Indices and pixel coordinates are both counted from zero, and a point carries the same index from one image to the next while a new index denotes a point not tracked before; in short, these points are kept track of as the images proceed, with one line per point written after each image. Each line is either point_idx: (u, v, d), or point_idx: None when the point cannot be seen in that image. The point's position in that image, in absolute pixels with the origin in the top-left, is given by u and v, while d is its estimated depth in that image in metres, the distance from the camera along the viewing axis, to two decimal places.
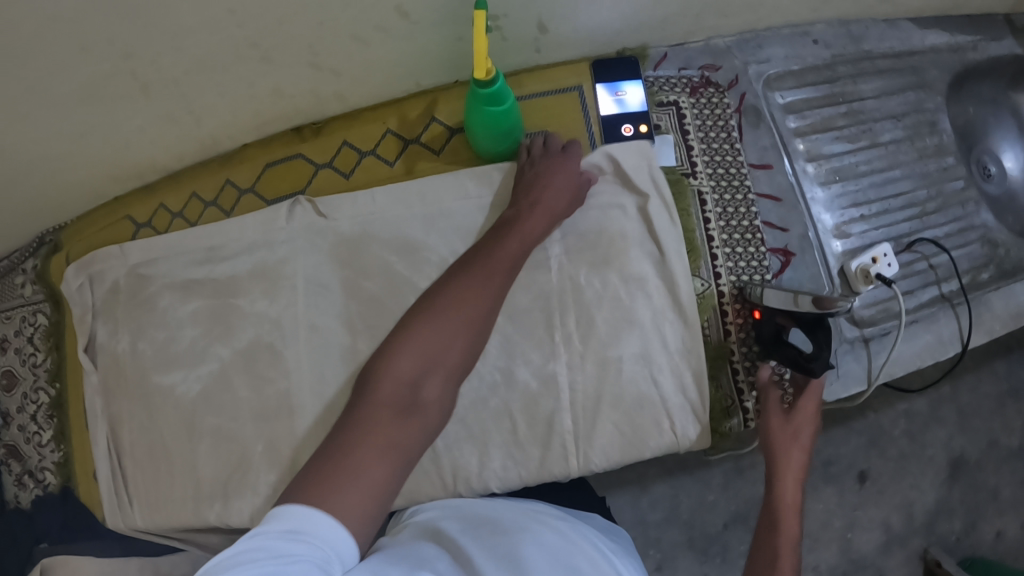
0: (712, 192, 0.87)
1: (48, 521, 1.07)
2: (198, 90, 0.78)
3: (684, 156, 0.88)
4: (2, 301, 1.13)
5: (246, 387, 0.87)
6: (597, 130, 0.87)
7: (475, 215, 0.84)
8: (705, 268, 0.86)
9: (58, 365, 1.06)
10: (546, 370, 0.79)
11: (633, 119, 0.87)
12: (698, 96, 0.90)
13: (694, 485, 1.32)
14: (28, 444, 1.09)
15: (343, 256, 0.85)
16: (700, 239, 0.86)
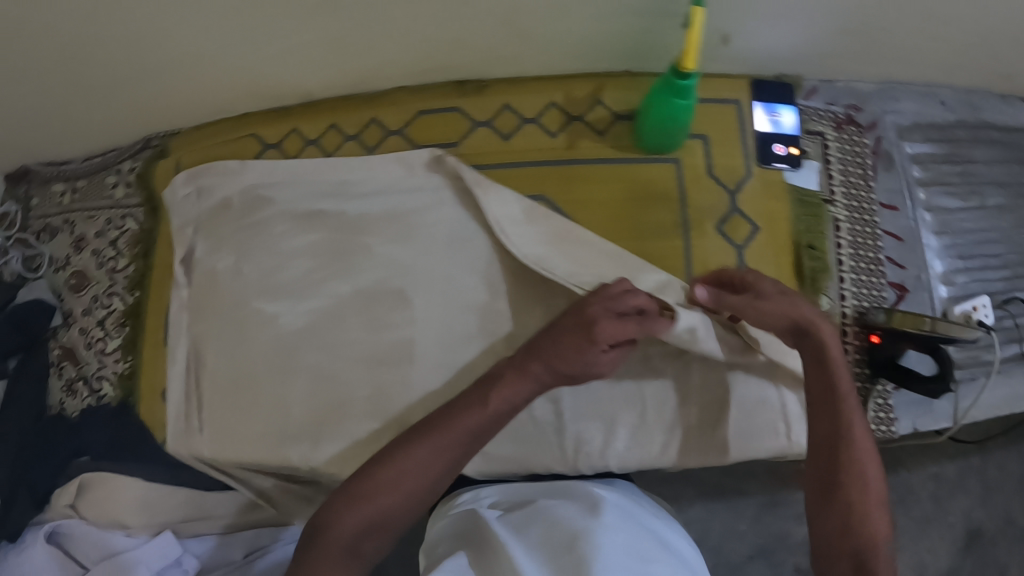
0: (848, 222, 0.89)
1: (92, 436, 1.00)
2: (384, 18, 0.78)
3: (824, 183, 0.89)
4: (90, 198, 1.09)
5: (362, 328, 0.84)
6: (754, 146, 0.88)
7: (629, 200, 0.85)
8: (832, 290, 0.88)
9: (141, 273, 1.02)
10: (682, 360, 0.82)
11: (784, 141, 0.89)
12: (843, 132, 0.91)
13: (728, 511, 1.30)
14: (88, 350, 1.03)
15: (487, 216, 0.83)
16: (834, 261, 0.88)
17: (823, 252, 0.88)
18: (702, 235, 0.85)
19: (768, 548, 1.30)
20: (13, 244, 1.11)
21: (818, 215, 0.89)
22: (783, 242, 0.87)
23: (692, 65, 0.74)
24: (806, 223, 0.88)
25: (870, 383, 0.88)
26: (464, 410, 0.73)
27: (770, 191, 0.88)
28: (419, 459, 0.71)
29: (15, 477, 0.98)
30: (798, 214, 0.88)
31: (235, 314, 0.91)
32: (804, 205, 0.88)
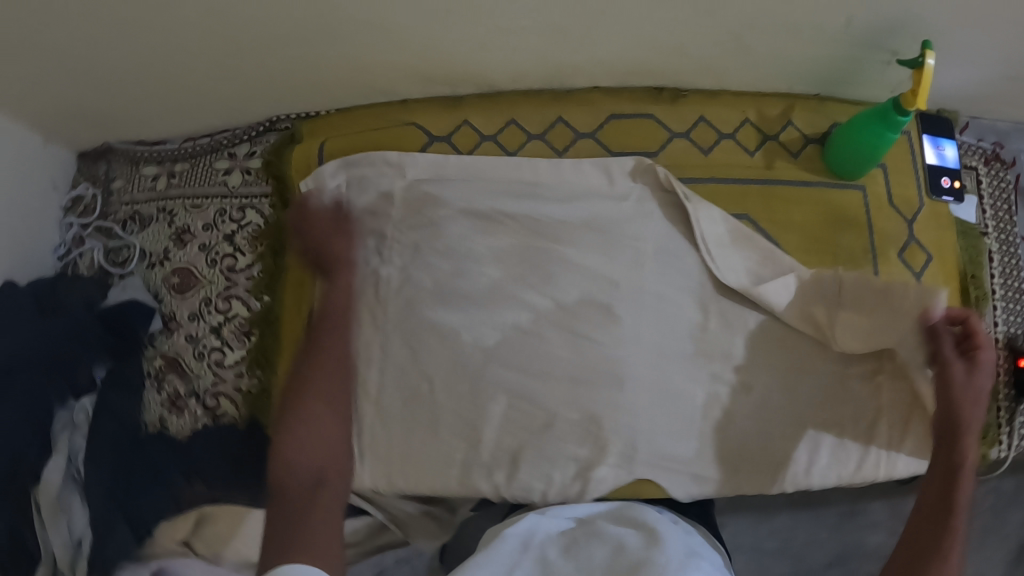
0: (999, 253, 0.94)
1: (210, 460, 0.89)
2: (617, 19, 0.72)
3: (980, 217, 0.95)
4: (195, 184, 0.96)
5: (566, 346, 0.78)
6: (926, 178, 0.91)
7: (824, 223, 0.86)
8: (986, 316, 0.93)
9: (271, 275, 0.90)
10: (877, 382, 0.82)
11: (950, 174, 0.93)
12: (990, 167, 0.97)
13: (811, 521, 1.22)
14: (198, 360, 0.91)
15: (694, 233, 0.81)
16: (988, 289, 0.93)
17: (981, 282, 0.92)
18: (887, 261, 0.87)
19: (845, 556, 1.23)
20: (91, 233, 0.99)
21: (975, 246, 0.93)
22: (950, 271, 0.90)
23: (920, 103, 0.75)
24: (967, 254, 0.92)
25: (1017, 404, 0.93)
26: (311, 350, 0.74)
27: (939, 221, 0.91)
28: (335, 382, 0.74)
29: (115, 505, 0.85)
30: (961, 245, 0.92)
31: (400, 327, 0.81)
32: (964, 236, 0.92)
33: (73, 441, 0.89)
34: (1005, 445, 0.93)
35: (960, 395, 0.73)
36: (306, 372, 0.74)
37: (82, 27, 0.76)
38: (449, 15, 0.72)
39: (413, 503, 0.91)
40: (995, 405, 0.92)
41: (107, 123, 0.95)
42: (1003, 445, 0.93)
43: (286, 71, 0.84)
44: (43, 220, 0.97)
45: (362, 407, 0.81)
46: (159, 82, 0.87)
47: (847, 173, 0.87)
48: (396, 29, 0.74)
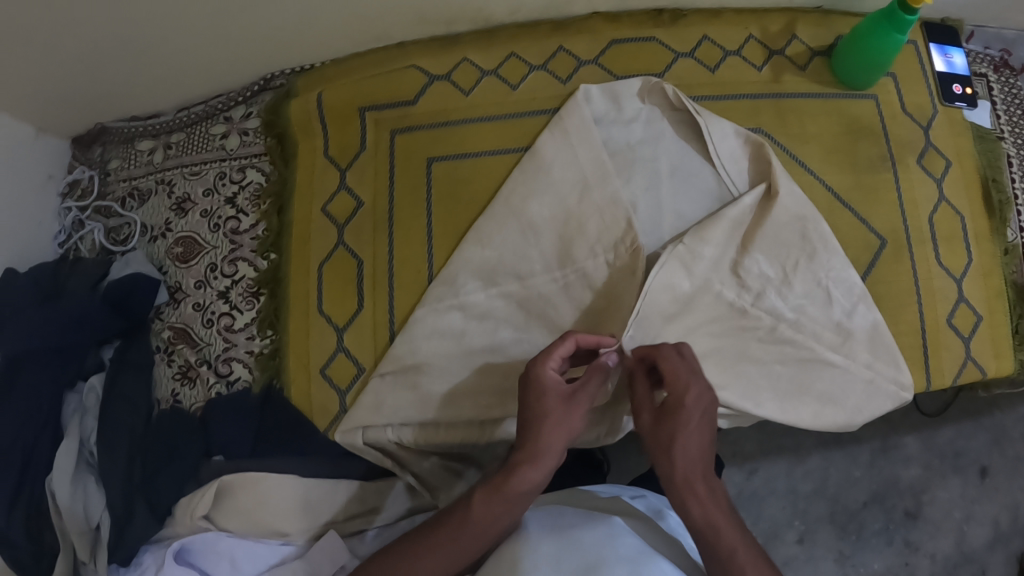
0: (1017, 157, 0.88)
1: (233, 432, 0.83)
2: None
3: (995, 123, 0.89)
4: (190, 151, 0.92)
5: (590, 275, 0.77)
6: (936, 85, 0.85)
7: (841, 131, 0.82)
8: (1013, 222, 0.84)
9: (278, 232, 0.86)
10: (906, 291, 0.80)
11: (960, 81, 0.87)
12: (1000, 75, 0.93)
13: (846, 458, 1.16)
14: (207, 327, 0.87)
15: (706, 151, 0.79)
16: (1011, 193, 0.85)
17: (1003, 186, 0.84)
18: (905, 167, 0.82)
19: (883, 493, 1.16)
20: (91, 215, 0.96)
21: (993, 151, 0.86)
22: (971, 176, 0.84)
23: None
24: (986, 157, 0.85)
25: None
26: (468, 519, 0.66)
27: (955, 127, 0.85)
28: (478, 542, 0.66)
29: (132, 490, 0.83)
30: (977, 148, 0.85)
31: (412, 282, 0.81)
32: (981, 141, 0.85)
33: (84, 424, 0.86)
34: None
35: (653, 443, 0.64)
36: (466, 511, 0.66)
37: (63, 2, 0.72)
38: None
39: (432, 458, 0.82)
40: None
41: (96, 104, 0.92)
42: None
43: (279, 27, 0.82)
44: (39, 206, 0.95)
45: (385, 361, 0.79)
46: (148, 51, 0.83)
47: (859, 83, 0.83)
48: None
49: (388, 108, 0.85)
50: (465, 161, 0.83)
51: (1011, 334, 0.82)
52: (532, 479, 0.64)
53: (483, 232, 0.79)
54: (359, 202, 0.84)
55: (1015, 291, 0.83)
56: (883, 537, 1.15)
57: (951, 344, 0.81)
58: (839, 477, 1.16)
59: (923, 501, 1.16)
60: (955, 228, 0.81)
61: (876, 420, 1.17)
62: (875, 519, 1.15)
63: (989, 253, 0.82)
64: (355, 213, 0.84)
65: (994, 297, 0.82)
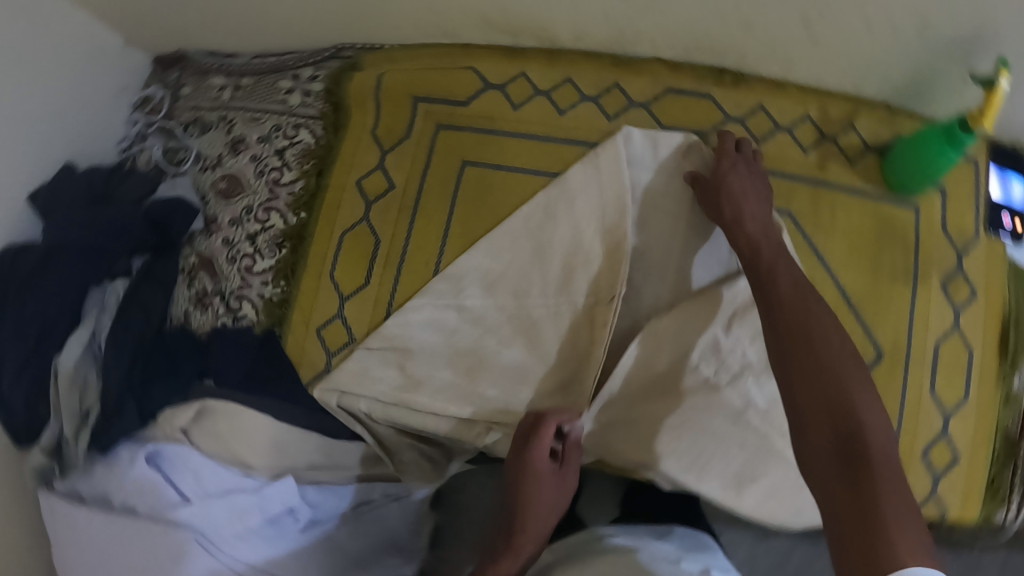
0: None
1: (227, 365, 0.88)
2: None
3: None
4: (255, 98, 0.98)
5: (579, 309, 0.80)
6: (985, 212, 0.81)
7: (869, 232, 0.81)
8: None
9: (312, 193, 0.90)
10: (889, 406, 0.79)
11: (1012, 212, 0.82)
12: None
13: None
14: (230, 264, 0.93)
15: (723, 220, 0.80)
16: None
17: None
18: (925, 287, 0.80)
19: None
20: (154, 132, 1.03)
21: None
22: (994, 313, 0.81)
23: (985, 123, 0.69)
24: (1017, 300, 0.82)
25: None
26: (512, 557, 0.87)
27: (992, 259, 0.81)
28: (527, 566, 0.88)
29: (127, 388, 0.90)
30: (1011, 288, 0.82)
31: (420, 273, 0.85)
32: (1016, 281, 0.82)
33: (100, 318, 0.94)
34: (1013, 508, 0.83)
35: (816, 325, 0.67)
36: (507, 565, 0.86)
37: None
38: None
39: (412, 449, 0.89)
40: (1013, 462, 0.82)
41: (180, 33, 1.00)
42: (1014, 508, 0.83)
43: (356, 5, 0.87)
44: (110, 111, 1.03)
45: (374, 337, 0.84)
46: None
47: (903, 189, 0.81)
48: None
49: (440, 102, 0.88)
50: (499, 171, 0.86)
51: (986, 481, 0.81)
52: (541, 526, 0.87)
53: (493, 242, 0.83)
54: (391, 184, 0.88)
55: (1001, 440, 0.81)
56: None
57: (921, 476, 0.80)
58: None
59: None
60: (960, 361, 0.80)
61: None
62: None
63: (989, 395, 0.80)
64: (386, 194, 0.88)
65: (980, 441, 0.81)
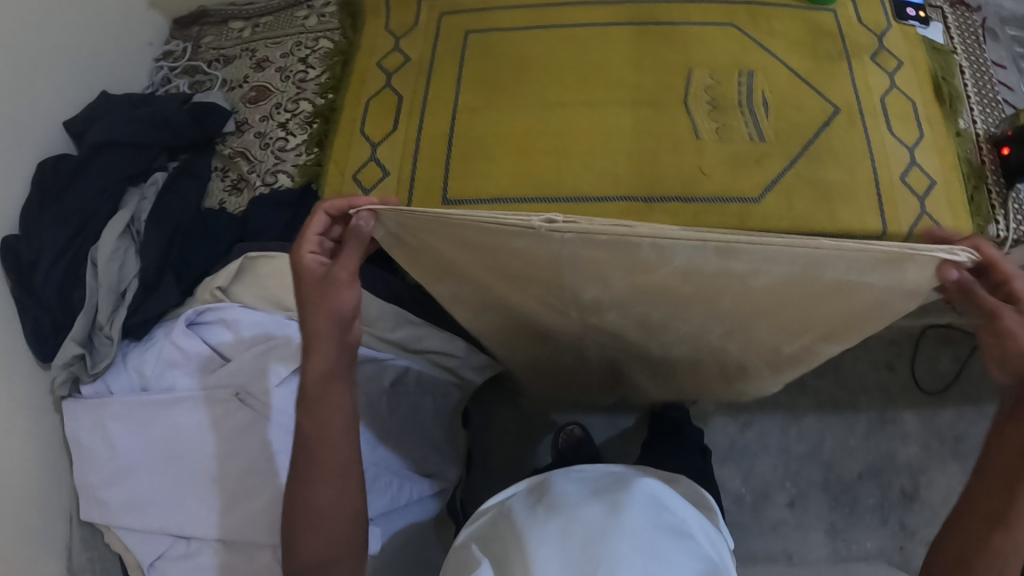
0: (968, 71, 0.99)
1: (268, 219, 0.95)
2: None
3: (948, 41, 1.02)
4: (277, 29, 1.14)
5: (586, 114, 0.94)
6: (890, 8, 1.02)
7: (800, 33, 1.00)
8: (965, 114, 0.97)
9: (338, 78, 1.03)
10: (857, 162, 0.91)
11: (915, 6, 1.02)
12: (955, 8, 1.03)
13: (841, 423, 1.13)
14: (263, 149, 1.01)
15: (683, 37, 0.99)
16: (962, 93, 0.98)
17: (952, 83, 0.98)
18: (859, 62, 0.98)
19: (879, 467, 1.11)
20: (179, 74, 1.16)
21: (948, 62, 1.00)
22: (923, 74, 0.99)
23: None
24: (939, 64, 1.00)
25: (1008, 189, 0.92)
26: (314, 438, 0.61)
27: (909, 40, 1.01)
28: (338, 449, 0.61)
29: (167, 259, 0.93)
30: (930, 58, 1.00)
31: (441, 113, 0.96)
32: (936, 52, 1.00)
33: (139, 205, 0.96)
34: (1002, 227, 0.90)
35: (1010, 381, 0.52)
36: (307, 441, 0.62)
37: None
38: None
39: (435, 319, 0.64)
40: (985, 187, 0.92)
41: None
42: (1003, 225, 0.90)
43: None
44: (136, 61, 1.16)
45: (406, 169, 0.93)
46: None
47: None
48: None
49: None
50: (497, 33, 1.01)
51: (966, 200, 0.91)
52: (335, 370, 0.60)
53: (501, 81, 0.97)
54: (407, 58, 1.02)
55: (968, 166, 0.93)
56: (872, 516, 1.09)
57: (906, 199, 0.90)
58: (829, 438, 1.13)
59: (921, 483, 1.10)
60: (906, 110, 0.95)
61: (874, 389, 1.15)
62: (869, 493, 1.10)
63: (942, 132, 0.95)
64: (404, 65, 1.01)
65: (948, 169, 0.92)
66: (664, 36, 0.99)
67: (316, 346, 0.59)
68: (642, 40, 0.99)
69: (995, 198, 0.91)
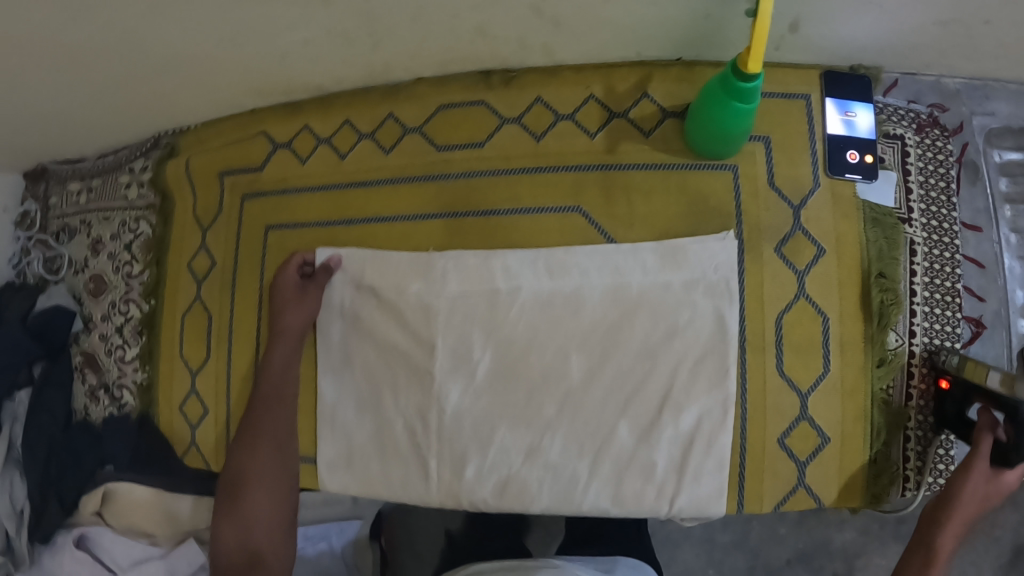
0: (924, 244, 0.80)
1: (116, 447, 0.98)
2: (393, 24, 0.69)
3: (902, 199, 0.80)
4: (101, 199, 1.03)
5: (399, 337, 0.80)
6: (823, 150, 0.79)
7: (672, 207, 0.77)
8: (901, 324, 0.78)
9: (157, 282, 0.97)
10: (711, 410, 0.73)
11: (859, 146, 0.80)
12: (924, 135, 0.82)
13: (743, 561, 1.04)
14: (109, 357, 1.00)
15: (497, 236, 0.79)
16: (903, 292, 0.78)
17: (893, 280, 0.78)
18: (760, 255, 0.76)
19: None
20: (35, 244, 1.08)
21: (891, 234, 0.79)
22: (851, 267, 0.77)
23: (756, 66, 0.63)
24: (878, 245, 0.78)
25: (933, 433, 0.78)
26: (279, 402, 0.83)
27: (840, 207, 0.78)
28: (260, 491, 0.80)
29: (47, 484, 0.97)
30: (869, 235, 0.78)
31: (245, 344, 0.90)
32: (877, 224, 0.78)
33: (14, 428, 0.98)
34: (910, 484, 0.78)
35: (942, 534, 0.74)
36: (249, 466, 0.80)
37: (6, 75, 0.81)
38: (228, 34, 0.72)
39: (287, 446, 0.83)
40: (899, 436, 0.78)
41: (32, 154, 1.04)
42: (910, 486, 0.78)
43: (158, 103, 0.91)
44: None
45: (222, 408, 0.91)
46: (47, 120, 0.94)
47: (710, 152, 0.76)
48: (271, 66, 0.80)
49: (240, 174, 0.93)
50: (295, 231, 0.88)
51: (868, 460, 0.77)
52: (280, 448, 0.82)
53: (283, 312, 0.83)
54: (212, 261, 0.94)
55: (881, 411, 0.77)
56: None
57: (782, 465, 0.76)
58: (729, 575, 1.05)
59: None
60: (814, 333, 0.76)
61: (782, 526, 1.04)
62: None
63: (856, 366, 0.76)
64: (210, 271, 0.94)
65: (854, 416, 0.76)
66: (478, 233, 0.80)
67: (283, 348, 0.83)
68: (455, 241, 0.80)
69: (911, 451, 0.78)
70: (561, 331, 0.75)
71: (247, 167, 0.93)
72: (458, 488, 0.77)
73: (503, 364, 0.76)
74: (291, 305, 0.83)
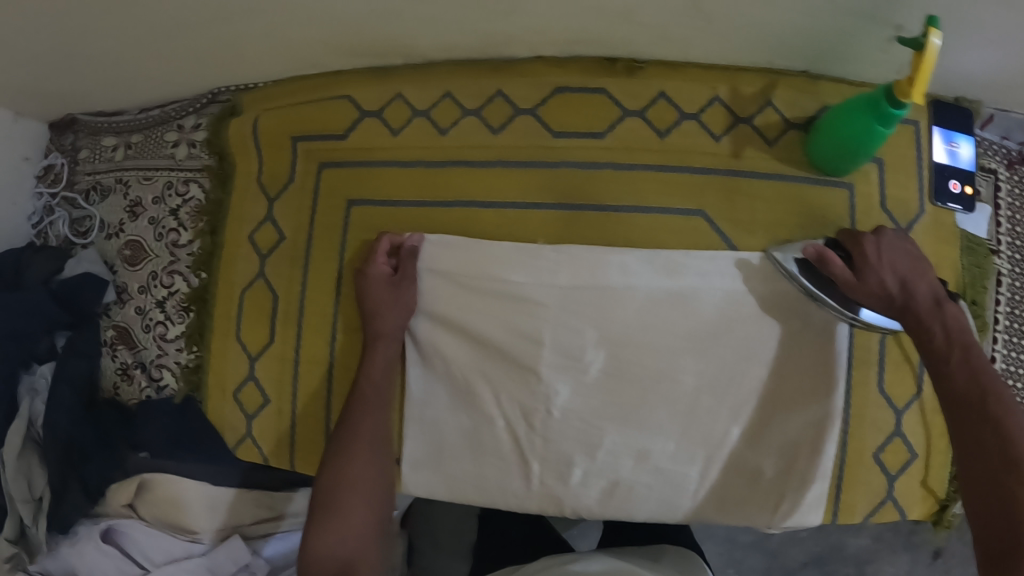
0: (1009, 276, 0.83)
1: (152, 432, 0.88)
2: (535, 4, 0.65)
3: (992, 231, 0.83)
4: (144, 156, 0.94)
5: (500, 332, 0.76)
6: (929, 178, 0.80)
7: (788, 219, 0.76)
8: (984, 349, 0.82)
9: (209, 252, 0.90)
10: (818, 425, 0.74)
11: (960, 177, 0.81)
12: (1014, 172, 0.85)
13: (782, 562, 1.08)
14: (146, 333, 0.91)
15: (610, 234, 0.77)
16: (988, 319, 0.82)
17: (982, 307, 0.81)
18: None
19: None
20: (60, 203, 0.97)
21: (983, 263, 0.82)
22: (947, 292, 0.80)
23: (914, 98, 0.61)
24: (971, 273, 0.81)
25: None
26: (376, 398, 0.76)
27: (941, 233, 0.80)
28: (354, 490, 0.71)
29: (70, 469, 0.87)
30: (964, 263, 0.81)
31: (319, 327, 0.84)
32: (970, 253, 0.81)
33: (33, 405, 0.89)
34: None
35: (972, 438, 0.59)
36: (343, 463, 0.72)
37: (68, 9, 0.71)
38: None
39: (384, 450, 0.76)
40: None
41: (63, 101, 0.93)
42: None
43: (228, 56, 0.82)
44: None
45: (287, 395, 0.85)
46: (92, 66, 0.83)
47: (832, 168, 0.75)
48: (379, 29, 0.73)
49: (317, 139, 0.86)
50: (383, 208, 0.83)
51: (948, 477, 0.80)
52: (375, 447, 0.75)
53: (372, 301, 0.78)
54: (282, 235, 0.87)
55: None
56: None
57: (872, 477, 0.78)
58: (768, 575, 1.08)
59: None
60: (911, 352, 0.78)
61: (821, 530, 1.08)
62: None
63: None
64: (278, 245, 0.87)
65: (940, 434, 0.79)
66: (591, 229, 0.77)
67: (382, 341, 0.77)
68: (567, 234, 0.77)
69: None
70: (673, 335, 0.73)
71: (328, 134, 0.86)
72: (562, 492, 0.77)
73: (613, 368, 0.74)
74: (388, 293, 0.77)
